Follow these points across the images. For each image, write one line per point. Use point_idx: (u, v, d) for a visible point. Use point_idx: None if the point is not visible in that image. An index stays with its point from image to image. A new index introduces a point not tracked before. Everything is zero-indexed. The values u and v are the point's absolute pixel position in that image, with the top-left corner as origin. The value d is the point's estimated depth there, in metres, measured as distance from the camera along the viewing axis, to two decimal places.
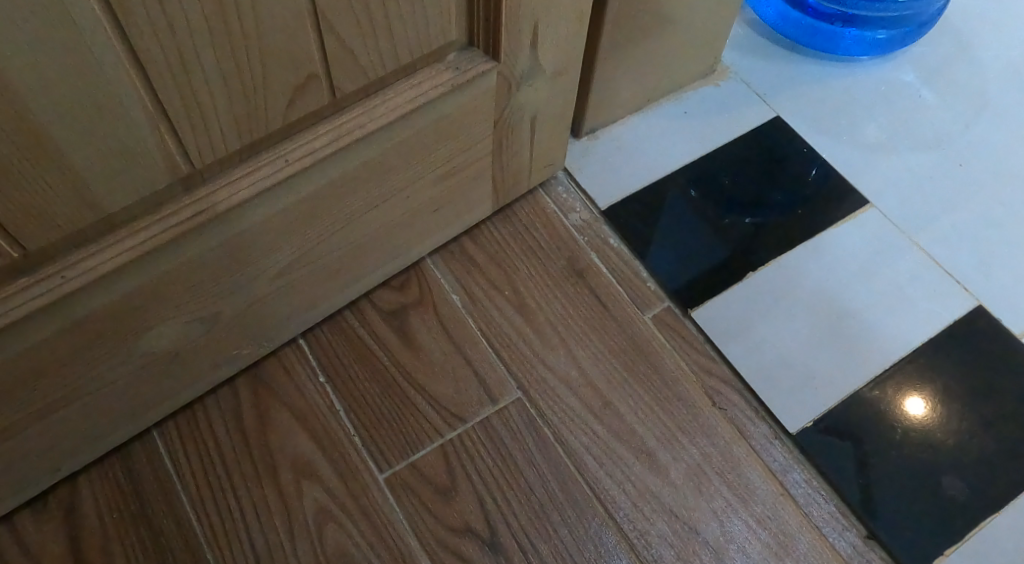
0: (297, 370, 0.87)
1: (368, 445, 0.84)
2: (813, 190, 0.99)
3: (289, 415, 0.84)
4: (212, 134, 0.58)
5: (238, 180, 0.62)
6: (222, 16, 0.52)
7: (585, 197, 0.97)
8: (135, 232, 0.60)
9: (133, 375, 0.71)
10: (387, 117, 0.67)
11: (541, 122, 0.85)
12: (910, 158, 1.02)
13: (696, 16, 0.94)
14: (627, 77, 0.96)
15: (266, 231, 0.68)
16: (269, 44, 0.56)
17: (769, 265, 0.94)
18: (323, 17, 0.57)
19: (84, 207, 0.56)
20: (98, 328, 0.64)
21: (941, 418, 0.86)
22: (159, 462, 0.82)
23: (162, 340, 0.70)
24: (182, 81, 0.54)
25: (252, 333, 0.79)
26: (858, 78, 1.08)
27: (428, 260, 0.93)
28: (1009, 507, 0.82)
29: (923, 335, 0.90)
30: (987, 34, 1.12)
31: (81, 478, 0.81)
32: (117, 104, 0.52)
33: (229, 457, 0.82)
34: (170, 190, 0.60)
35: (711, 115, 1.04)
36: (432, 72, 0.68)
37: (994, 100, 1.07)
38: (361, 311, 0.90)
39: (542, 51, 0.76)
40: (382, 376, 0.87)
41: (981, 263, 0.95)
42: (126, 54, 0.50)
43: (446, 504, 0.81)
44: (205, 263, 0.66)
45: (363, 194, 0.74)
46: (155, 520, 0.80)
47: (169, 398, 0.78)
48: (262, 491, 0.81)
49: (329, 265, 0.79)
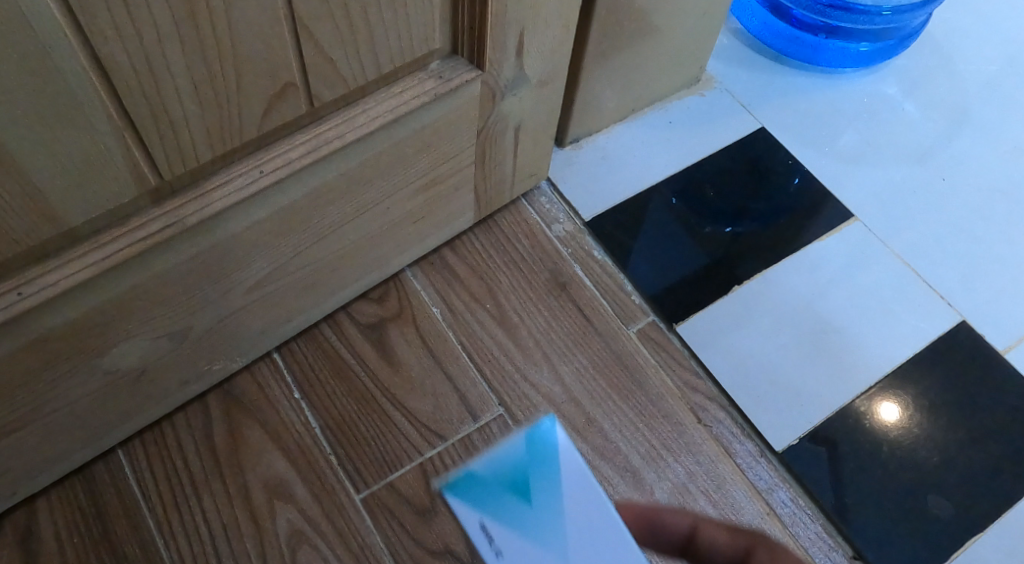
0: (271, 385, 0.84)
1: (345, 464, 0.81)
2: (796, 202, 0.98)
3: (263, 432, 0.81)
4: (182, 144, 0.55)
5: (210, 193, 0.59)
6: (192, 19, 0.49)
7: (569, 207, 0.95)
8: (99, 246, 0.57)
9: (96, 394, 0.68)
10: (367, 126, 0.65)
11: (525, 130, 0.83)
12: (893, 171, 1.01)
13: (682, 26, 0.92)
14: (612, 86, 0.94)
15: (239, 244, 0.66)
16: (243, 50, 0.53)
17: (754, 278, 0.93)
18: (302, 22, 0.54)
19: (43, 221, 0.53)
20: (60, 346, 0.61)
21: (926, 436, 0.85)
22: (123, 483, 0.79)
23: (129, 357, 0.67)
24: (151, 91, 0.51)
25: (224, 348, 0.76)
26: (843, 90, 1.07)
27: (407, 272, 0.90)
28: (995, 526, 0.81)
29: (908, 352, 0.89)
30: (968, 47, 1.12)
31: (39, 501, 0.77)
32: (78, 112, 0.49)
33: (199, 478, 0.79)
34: (137, 203, 0.57)
35: (696, 125, 1.02)
36: (414, 80, 0.66)
37: (976, 114, 1.06)
38: (338, 324, 0.87)
39: (528, 60, 0.73)
40: (360, 392, 0.84)
41: (965, 278, 0.94)
42: (90, 61, 0.47)
43: (426, 525, 0.79)
44: (175, 277, 0.63)
45: (342, 205, 0.71)
46: (118, 544, 0.76)
47: (136, 415, 0.75)
48: (234, 513, 0.78)
49: (307, 277, 0.76)
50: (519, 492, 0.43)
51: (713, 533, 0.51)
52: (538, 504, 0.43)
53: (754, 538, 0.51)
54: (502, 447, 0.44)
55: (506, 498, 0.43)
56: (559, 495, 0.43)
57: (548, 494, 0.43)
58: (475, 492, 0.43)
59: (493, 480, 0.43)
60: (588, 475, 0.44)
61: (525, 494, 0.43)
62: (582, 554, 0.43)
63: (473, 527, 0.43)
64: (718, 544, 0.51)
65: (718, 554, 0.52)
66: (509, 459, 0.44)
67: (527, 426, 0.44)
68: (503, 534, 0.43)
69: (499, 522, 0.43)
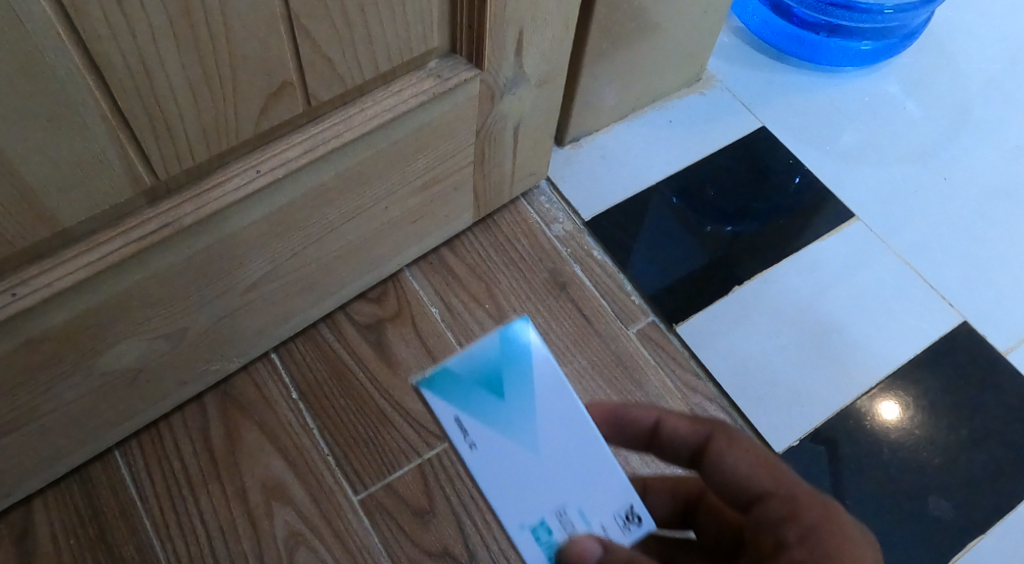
0: (269, 386, 0.83)
1: (343, 465, 0.80)
2: (797, 202, 0.97)
3: (260, 433, 0.81)
4: (177, 144, 0.55)
5: (206, 193, 0.59)
6: (187, 18, 0.48)
7: (568, 206, 0.95)
8: (94, 247, 0.56)
9: (92, 395, 0.68)
10: (365, 126, 0.64)
11: (525, 130, 0.83)
12: (895, 171, 1.00)
13: (683, 24, 0.92)
14: (612, 85, 0.93)
15: (236, 244, 0.65)
16: (239, 49, 0.52)
17: (755, 278, 0.92)
18: (298, 21, 0.53)
19: (37, 222, 0.53)
20: (55, 347, 0.61)
21: (927, 437, 0.85)
22: (120, 484, 0.78)
23: (125, 358, 0.67)
24: (145, 90, 0.50)
25: (221, 348, 0.76)
26: (844, 89, 1.07)
27: (406, 272, 0.90)
28: (995, 528, 0.81)
29: (910, 353, 0.89)
30: (970, 46, 1.11)
31: (35, 502, 0.77)
32: (72, 112, 0.49)
33: (196, 479, 0.79)
34: (132, 203, 0.57)
35: (696, 124, 1.02)
36: (413, 79, 0.65)
37: (978, 113, 1.06)
38: (337, 324, 0.87)
39: (527, 58, 0.73)
40: (358, 393, 0.83)
41: (967, 278, 0.94)
42: (84, 60, 0.47)
43: (424, 527, 0.78)
44: (171, 277, 0.63)
45: (340, 205, 0.71)
46: (114, 545, 0.76)
47: (133, 416, 0.75)
48: (231, 514, 0.78)
49: (304, 277, 0.76)
50: (491, 388, 0.48)
51: (675, 425, 0.54)
52: (508, 398, 0.48)
53: (714, 426, 0.53)
54: (476, 346, 0.48)
55: (479, 393, 0.47)
56: (529, 391, 0.48)
57: (517, 388, 0.48)
58: (451, 386, 0.47)
59: (466, 377, 0.48)
60: (556, 372, 0.48)
61: (497, 390, 0.48)
62: (550, 447, 0.48)
63: (449, 420, 0.47)
64: (678, 434, 0.54)
65: (680, 441, 0.54)
66: (481, 357, 0.48)
67: (499, 326, 0.49)
68: (476, 426, 0.47)
69: (471, 416, 0.47)
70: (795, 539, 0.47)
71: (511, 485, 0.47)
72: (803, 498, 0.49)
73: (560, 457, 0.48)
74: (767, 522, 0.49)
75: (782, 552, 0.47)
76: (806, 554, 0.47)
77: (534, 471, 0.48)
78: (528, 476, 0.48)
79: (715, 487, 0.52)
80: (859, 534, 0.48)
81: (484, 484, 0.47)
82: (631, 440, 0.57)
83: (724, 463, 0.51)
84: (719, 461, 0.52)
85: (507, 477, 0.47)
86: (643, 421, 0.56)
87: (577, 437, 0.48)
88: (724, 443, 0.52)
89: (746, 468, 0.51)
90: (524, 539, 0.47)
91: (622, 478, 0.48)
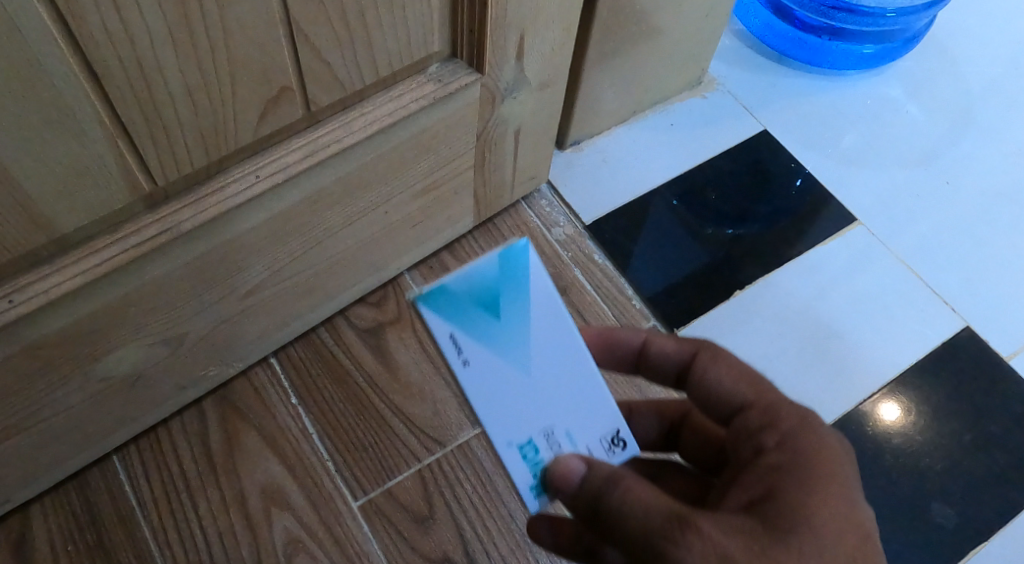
0: (268, 391, 0.83)
1: (342, 470, 0.80)
2: (798, 205, 0.97)
3: (259, 438, 0.81)
4: (175, 150, 0.55)
5: (204, 199, 0.58)
6: (185, 24, 0.48)
7: (569, 210, 0.95)
8: (92, 253, 0.56)
9: (90, 401, 0.67)
10: (366, 130, 0.64)
11: (525, 133, 0.82)
12: (897, 174, 1.00)
13: (684, 27, 0.91)
14: (613, 88, 0.93)
15: (235, 249, 0.65)
16: (238, 54, 0.52)
17: (757, 283, 0.92)
18: (297, 26, 0.53)
19: (34, 228, 0.52)
20: (53, 353, 0.60)
21: (929, 442, 0.84)
22: (118, 490, 0.78)
23: (123, 364, 0.66)
24: (143, 96, 0.50)
25: (220, 353, 0.75)
26: (846, 92, 1.06)
27: (406, 276, 0.89)
28: (997, 535, 0.81)
29: (912, 358, 0.88)
30: (972, 48, 1.11)
31: (33, 508, 0.76)
32: (69, 118, 0.48)
33: (194, 484, 0.79)
34: (130, 209, 0.56)
35: (697, 128, 1.01)
36: (413, 84, 0.65)
37: (981, 117, 1.05)
38: (336, 328, 0.86)
39: (528, 63, 0.72)
40: (357, 398, 0.83)
41: (969, 283, 0.94)
42: (81, 66, 0.46)
43: (424, 532, 0.78)
44: (169, 283, 0.62)
45: (339, 210, 0.70)
46: (112, 551, 0.75)
47: (131, 421, 0.74)
48: (230, 519, 0.77)
49: (304, 281, 0.76)
50: (487, 308, 0.49)
51: (662, 345, 0.56)
52: (503, 319, 0.49)
53: (699, 344, 0.54)
54: (476, 264, 0.50)
55: (475, 313, 0.49)
56: (524, 312, 0.50)
57: (512, 309, 0.49)
58: (449, 305, 0.49)
59: (464, 295, 0.49)
60: (551, 296, 0.50)
61: (493, 311, 0.49)
62: (540, 370, 0.50)
63: (444, 336, 0.49)
64: (666, 353, 0.56)
65: (667, 360, 0.56)
66: (480, 276, 0.49)
67: (501, 245, 0.50)
68: (471, 346, 0.49)
69: (466, 335, 0.49)
70: (772, 445, 0.49)
71: (501, 401, 0.49)
72: (783, 407, 0.50)
73: (550, 379, 0.50)
74: (746, 431, 0.50)
75: (760, 456, 0.49)
76: (780, 457, 0.48)
77: (524, 391, 0.50)
78: (518, 397, 0.50)
79: (700, 401, 0.53)
80: (835, 443, 0.49)
81: (476, 401, 0.49)
82: (621, 360, 0.59)
83: (707, 377, 0.53)
84: (703, 375, 0.53)
85: (499, 395, 0.49)
86: (630, 342, 0.58)
87: (568, 362, 0.50)
88: (709, 358, 0.53)
89: (728, 382, 0.52)
90: (511, 456, 0.49)
91: (609, 401, 0.51)
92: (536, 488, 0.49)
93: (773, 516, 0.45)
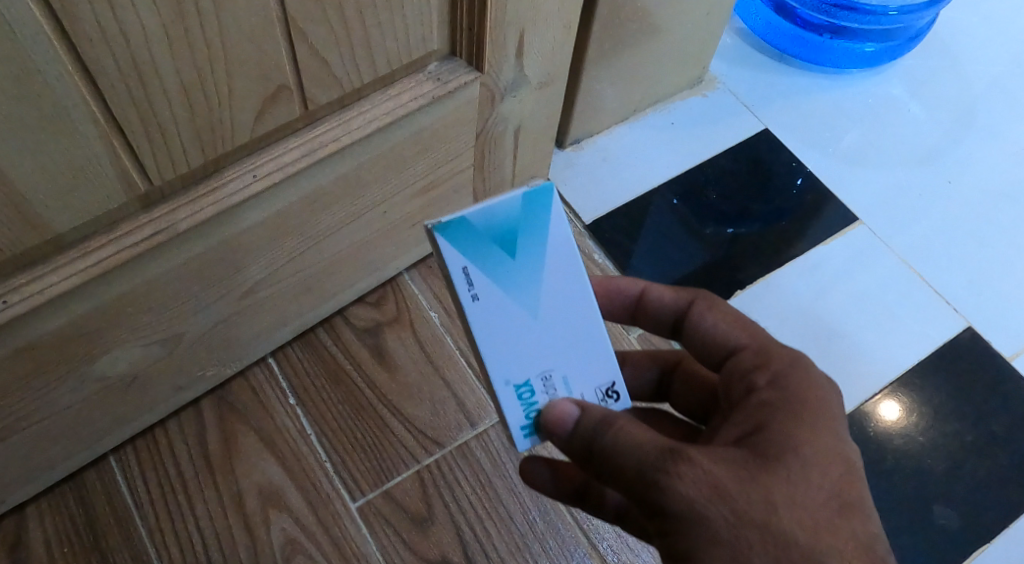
0: (266, 391, 0.82)
1: (341, 471, 0.80)
2: (799, 204, 0.96)
3: (257, 438, 0.80)
4: (171, 149, 0.54)
5: (201, 199, 0.58)
6: (180, 22, 0.47)
7: (570, 210, 0.94)
8: (87, 253, 0.55)
9: (86, 401, 0.67)
10: (364, 129, 0.63)
11: (526, 132, 0.82)
12: (899, 173, 1.00)
13: (685, 25, 0.91)
14: (614, 86, 0.92)
15: (232, 249, 0.64)
16: (235, 53, 0.51)
17: (758, 282, 0.91)
18: (294, 24, 0.53)
19: (28, 228, 0.52)
20: (48, 353, 0.60)
21: (931, 443, 0.84)
22: (115, 491, 0.77)
23: (119, 365, 0.66)
24: (138, 94, 0.49)
25: (218, 353, 0.75)
26: (848, 90, 1.06)
27: (405, 275, 0.89)
28: (999, 537, 0.80)
29: (914, 359, 0.88)
30: (974, 47, 1.10)
31: (29, 509, 0.76)
32: (63, 116, 0.48)
33: (191, 485, 0.78)
34: (126, 209, 0.56)
35: (698, 127, 1.01)
36: (412, 82, 0.64)
37: (983, 116, 1.05)
38: (334, 328, 0.86)
39: (528, 61, 0.72)
40: (356, 399, 0.83)
41: (971, 283, 0.93)
42: (75, 65, 0.46)
43: (422, 534, 0.77)
44: (166, 283, 0.62)
45: (338, 209, 0.70)
46: (109, 553, 0.75)
47: (128, 422, 0.74)
48: (227, 521, 0.77)
49: (302, 281, 0.75)
50: (504, 245, 0.49)
51: (659, 294, 0.57)
52: (517, 258, 0.50)
53: (696, 294, 0.55)
54: (499, 200, 0.49)
55: (492, 248, 0.49)
56: (538, 254, 0.50)
57: (528, 251, 0.50)
58: (468, 236, 0.49)
59: (484, 229, 0.49)
60: (569, 243, 0.50)
61: (509, 249, 0.49)
62: (545, 313, 0.50)
63: (459, 267, 0.49)
64: (662, 302, 0.56)
65: (664, 309, 0.56)
66: (502, 213, 0.49)
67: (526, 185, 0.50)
68: (483, 280, 0.49)
69: (480, 268, 0.49)
70: (764, 384, 0.49)
71: (504, 338, 0.50)
72: (775, 349, 0.51)
73: (553, 323, 0.51)
74: (739, 372, 0.51)
75: (752, 395, 0.49)
76: (773, 394, 0.48)
77: (528, 331, 0.50)
78: (521, 336, 0.50)
79: (694, 348, 0.54)
80: (826, 382, 0.49)
81: (480, 335, 0.50)
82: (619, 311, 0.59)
83: (702, 324, 0.54)
84: (699, 321, 0.54)
85: (504, 334, 0.50)
86: (628, 292, 0.58)
87: (575, 309, 0.51)
88: (704, 306, 0.54)
89: (722, 328, 0.53)
90: (507, 392, 0.50)
91: (608, 352, 0.52)
92: (528, 426, 0.51)
93: (764, 449, 0.46)
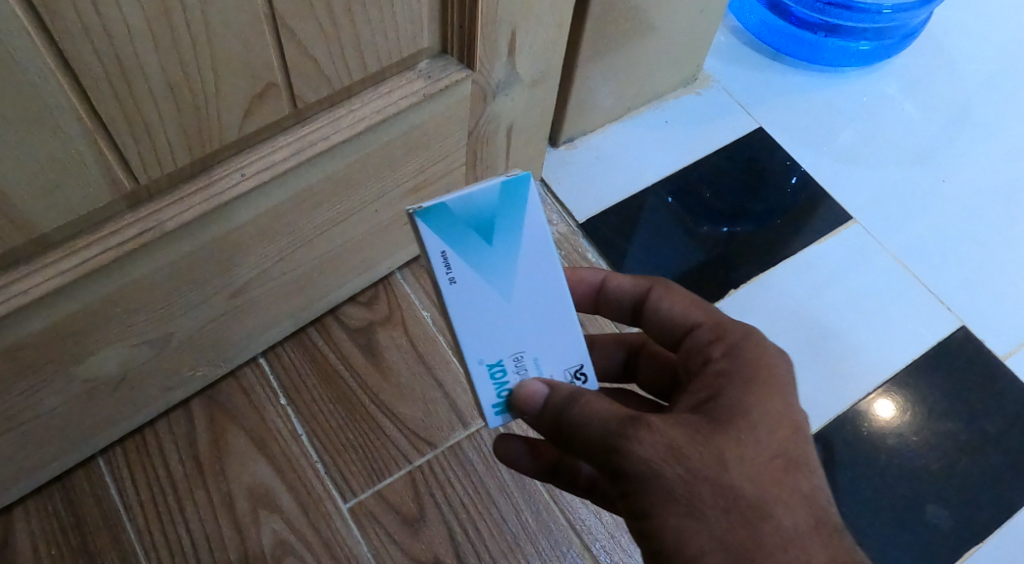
0: (257, 392, 0.82)
1: (332, 472, 0.79)
2: (792, 202, 0.96)
3: (247, 439, 0.80)
4: (157, 147, 0.53)
5: (188, 198, 0.57)
6: (165, 19, 0.47)
7: (563, 209, 0.94)
8: (72, 252, 0.55)
9: (73, 402, 0.66)
10: (354, 127, 0.63)
11: (518, 130, 0.81)
12: (892, 172, 0.99)
13: (679, 23, 0.90)
14: (607, 85, 0.92)
15: (220, 249, 0.63)
16: (221, 50, 0.51)
17: (752, 282, 0.91)
18: (282, 21, 0.52)
19: (12, 227, 0.51)
20: (33, 354, 0.59)
21: (924, 442, 0.83)
22: (104, 492, 0.77)
23: (107, 365, 0.65)
24: (123, 92, 0.49)
25: (207, 353, 0.74)
26: (842, 89, 1.05)
27: (398, 275, 0.88)
28: (992, 537, 0.80)
29: (908, 359, 0.88)
30: (968, 45, 1.10)
31: (17, 511, 0.75)
32: (46, 115, 0.47)
33: (181, 487, 0.77)
34: (112, 208, 0.55)
35: (691, 125, 1.00)
36: (402, 80, 0.64)
37: (976, 114, 1.04)
38: (326, 328, 0.85)
39: (519, 59, 0.71)
40: (347, 399, 0.82)
41: (965, 282, 0.93)
42: (58, 62, 0.45)
43: (413, 535, 0.77)
44: (153, 283, 0.61)
45: (328, 208, 0.69)
46: (98, 555, 0.74)
47: (117, 422, 0.73)
48: (217, 523, 0.76)
49: (292, 281, 0.74)
50: (481, 230, 0.49)
51: (618, 283, 0.57)
52: (494, 243, 0.49)
53: (652, 282, 0.56)
54: (480, 187, 0.49)
55: (469, 234, 0.49)
56: (517, 241, 0.49)
57: (506, 237, 0.49)
58: (445, 221, 0.48)
59: (462, 215, 0.48)
60: (547, 230, 0.50)
61: (487, 235, 0.49)
62: (521, 298, 0.50)
63: (435, 251, 0.48)
64: (621, 292, 0.57)
65: (624, 297, 0.58)
66: (481, 199, 0.49)
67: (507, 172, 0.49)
68: (459, 264, 0.49)
69: (457, 252, 0.49)
70: (719, 355, 0.50)
71: (478, 322, 0.49)
72: (729, 323, 0.51)
73: (529, 307, 0.50)
74: (695, 347, 0.52)
75: (708, 364, 0.50)
76: (726, 364, 0.49)
77: (502, 315, 0.50)
78: (496, 319, 0.50)
79: (656, 333, 0.55)
80: (779, 353, 0.50)
81: (454, 317, 0.49)
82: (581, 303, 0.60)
83: (660, 308, 0.55)
84: (656, 307, 0.55)
85: (478, 317, 0.49)
86: (590, 282, 0.59)
87: (551, 295, 0.50)
88: (661, 292, 0.55)
89: (678, 309, 0.54)
90: (479, 372, 0.50)
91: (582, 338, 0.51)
92: (499, 406, 0.50)
93: (716, 412, 0.47)
